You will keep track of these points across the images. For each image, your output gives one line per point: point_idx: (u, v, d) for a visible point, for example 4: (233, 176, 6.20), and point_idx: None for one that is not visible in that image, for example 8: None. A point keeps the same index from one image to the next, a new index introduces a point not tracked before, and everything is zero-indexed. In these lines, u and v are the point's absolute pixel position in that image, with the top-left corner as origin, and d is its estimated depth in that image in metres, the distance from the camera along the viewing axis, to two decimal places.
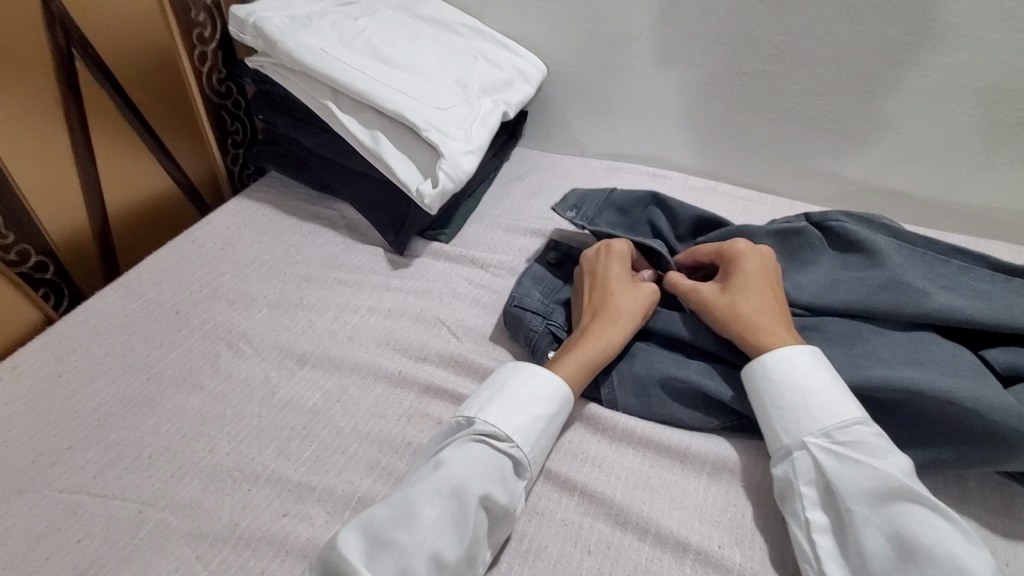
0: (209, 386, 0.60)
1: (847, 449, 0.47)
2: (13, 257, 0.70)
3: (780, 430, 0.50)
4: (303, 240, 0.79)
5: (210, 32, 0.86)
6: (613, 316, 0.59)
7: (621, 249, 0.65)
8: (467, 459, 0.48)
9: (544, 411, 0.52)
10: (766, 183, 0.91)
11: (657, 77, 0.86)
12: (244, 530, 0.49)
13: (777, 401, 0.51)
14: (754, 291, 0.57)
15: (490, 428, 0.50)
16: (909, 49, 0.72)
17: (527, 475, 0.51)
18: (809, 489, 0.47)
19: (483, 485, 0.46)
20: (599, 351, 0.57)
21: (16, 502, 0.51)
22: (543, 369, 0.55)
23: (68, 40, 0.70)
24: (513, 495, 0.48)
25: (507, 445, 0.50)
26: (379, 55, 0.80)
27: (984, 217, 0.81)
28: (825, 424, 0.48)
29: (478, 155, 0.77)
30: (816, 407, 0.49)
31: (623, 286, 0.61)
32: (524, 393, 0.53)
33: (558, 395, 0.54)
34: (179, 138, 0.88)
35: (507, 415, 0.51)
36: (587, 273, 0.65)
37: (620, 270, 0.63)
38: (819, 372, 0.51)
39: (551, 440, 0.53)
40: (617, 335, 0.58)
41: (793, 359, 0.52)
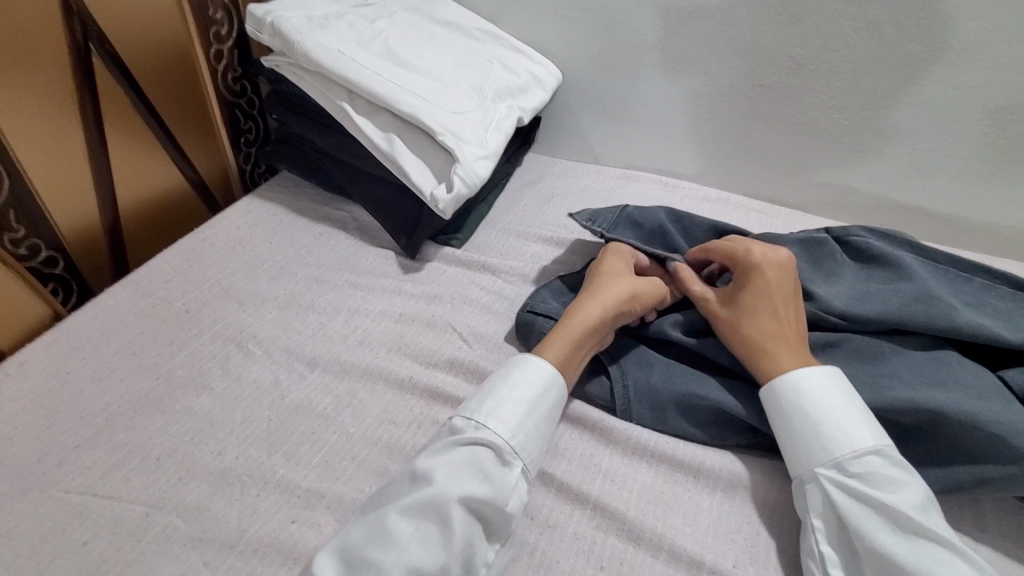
0: (218, 387, 0.59)
1: (858, 482, 0.46)
2: (23, 251, 0.69)
3: (794, 459, 0.50)
4: (314, 241, 0.78)
5: (227, 30, 0.87)
6: (594, 293, 0.60)
7: (619, 244, 0.67)
8: (443, 459, 0.47)
9: (525, 396, 0.52)
10: (781, 196, 0.90)
11: (673, 86, 0.85)
12: (252, 536, 0.48)
13: (788, 429, 0.51)
14: (760, 309, 0.56)
15: (466, 423, 0.50)
16: (929, 65, 0.71)
17: (518, 463, 0.49)
18: (820, 522, 0.47)
19: (458, 481, 0.45)
20: (575, 325, 0.57)
21: (21, 501, 0.50)
22: (525, 358, 0.55)
23: (86, 35, 0.69)
24: (500, 486, 0.46)
25: (484, 432, 0.49)
26: (394, 57, 0.79)
27: (1000, 236, 0.80)
28: (836, 456, 0.48)
29: (493, 160, 0.77)
30: (825, 437, 0.49)
31: (612, 274, 0.63)
32: (503, 385, 0.53)
33: (539, 377, 0.53)
34: (192, 136, 0.87)
35: (485, 406, 0.51)
36: (588, 267, 0.67)
37: (616, 261, 0.65)
38: (833, 396, 0.50)
39: (539, 426, 0.51)
40: (594, 309, 0.58)
41: (802, 384, 0.51)
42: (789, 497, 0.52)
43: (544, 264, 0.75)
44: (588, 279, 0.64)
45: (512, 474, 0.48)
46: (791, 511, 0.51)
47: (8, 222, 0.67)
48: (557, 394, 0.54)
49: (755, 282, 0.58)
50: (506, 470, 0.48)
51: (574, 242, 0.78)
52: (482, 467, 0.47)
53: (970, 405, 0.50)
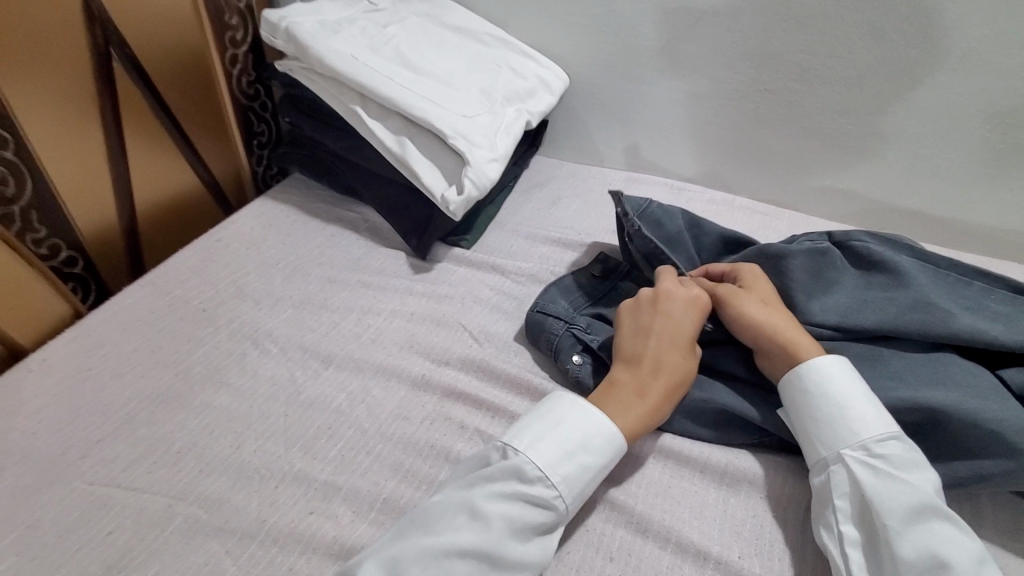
0: (236, 383, 0.61)
1: (882, 463, 0.48)
2: (45, 251, 0.71)
3: (816, 440, 0.51)
4: (326, 241, 0.80)
5: (242, 35, 0.88)
6: (669, 379, 0.55)
7: (692, 296, 0.61)
8: (506, 509, 0.45)
9: (594, 463, 0.50)
10: (784, 199, 0.91)
11: (680, 91, 0.87)
12: (272, 527, 0.50)
13: (811, 410, 0.52)
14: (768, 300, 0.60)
15: (536, 475, 0.48)
16: (931, 71, 0.73)
17: (563, 523, 0.49)
18: (843, 501, 0.48)
19: (517, 545, 0.45)
20: (645, 420, 0.53)
21: (48, 493, 0.52)
22: (603, 420, 0.51)
23: (107, 40, 0.71)
24: (547, 548, 0.47)
25: (551, 493, 0.47)
26: (406, 62, 0.81)
27: (1001, 239, 0.81)
28: (863, 438, 0.49)
29: (502, 163, 0.78)
30: (852, 419, 0.50)
31: (685, 345, 0.57)
32: (577, 441, 0.50)
33: (611, 450, 0.51)
34: (208, 139, 0.89)
35: (558, 462, 0.49)
36: (652, 312, 0.59)
37: (686, 322, 0.59)
38: (855, 383, 0.52)
39: (591, 490, 0.51)
40: (667, 402, 0.54)
41: (826, 368, 0.53)
42: (793, 492, 0.54)
43: (552, 265, 0.77)
44: (658, 340, 0.57)
45: (558, 534, 0.48)
46: (795, 505, 0.53)
47: (30, 222, 0.69)
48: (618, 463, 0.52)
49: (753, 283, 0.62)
50: (554, 530, 0.48)
51: (581, 244, 0.80)
52: (538, 527, 0.47)
53: (971, 403, 0.51)
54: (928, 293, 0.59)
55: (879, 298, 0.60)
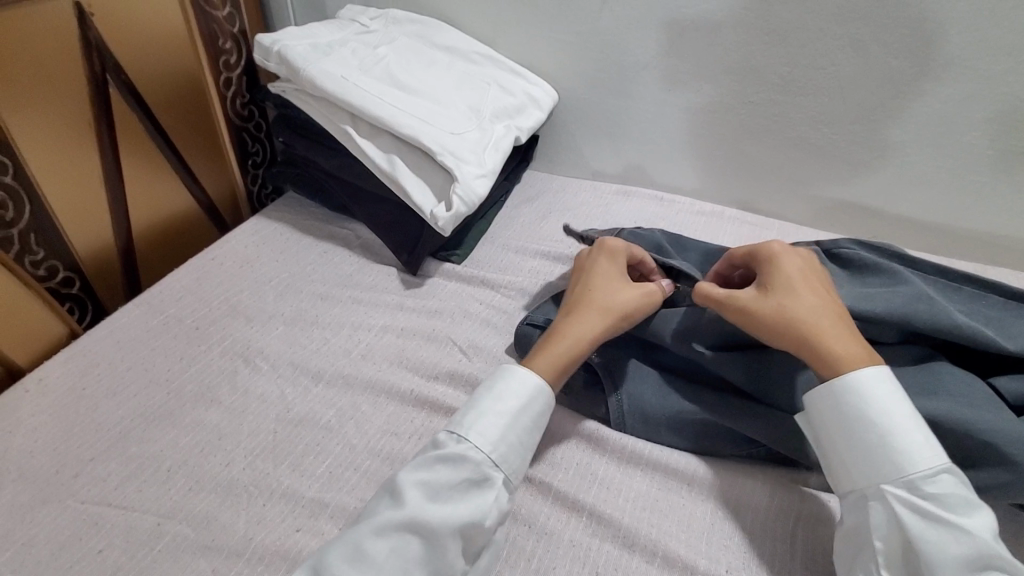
0: (226, 401, 0.62)
1: (933, 502, 0.44)
2: (43, 272, 0.72)
3: (855, 471, 0.48)
4: (319, 259, 0.81)
5: (236, 59, 0.91)
6: (592, 309, 0.59)
7: (613, 245, 0.65)
8: (422, 477, 0.47)
9: (506, 408, 0.52)
10: (773, 210, 0.92)
11: (666, 104, 0.88)
12: (259, 544, 0.50)
13: (852, 438, 0.48)
14: (798, 291, 0.54)
15: (448, 436, 0.50)
16: (913, 81, 0.73)
17: (498, 476, 0.49)
18: (883, 543, 0.45)
19: (440, 508, 0.45)
20: (567, 345, 0.56)
21: (39, 512, 0.52)
22: (509, 368, 0.55)
23: (104, 67, 0.73)
24: (480, 505, 0.47)
25: (464, 446, 0.49)
26: (396, 82, 0.83)
27: (992, 244, 0.82)
28: (910, 474, 0.46)
29: (491, 179, 0.79)
30: (900, 451, 0.47)
31: (604, 282, 0.61)
32: (486, 396, 0.53)
33: (524, 388, 0.53)
34: (203, 160, 0.91)
35: (465, 419, 0.51)
36: (578, 269, 0.65)
37: (605, 266, 0.63)
38: (900, 407, 0.48)
39: (520, 437, 0.51)
40: (576, 330, 0.57)
41: (873, 391, 0.49)
42: (782, 504, 0.53)
43: (541, 278, 0.78)
44: (577, 290, 0.62)
45: (491, 486, 0.48)
46: (784, 518, 0.53)
47: (28, 245, 0.70)
48: (541, 404, 0.53)
49: (780, 269, 0.56)
50: (488, 485, 0.48)
51: (571, 258, 0.80)
52: (466, 485, 0.47)
53: (963, 413, 0.51)
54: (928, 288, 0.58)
55: (879, 291, 0.59)
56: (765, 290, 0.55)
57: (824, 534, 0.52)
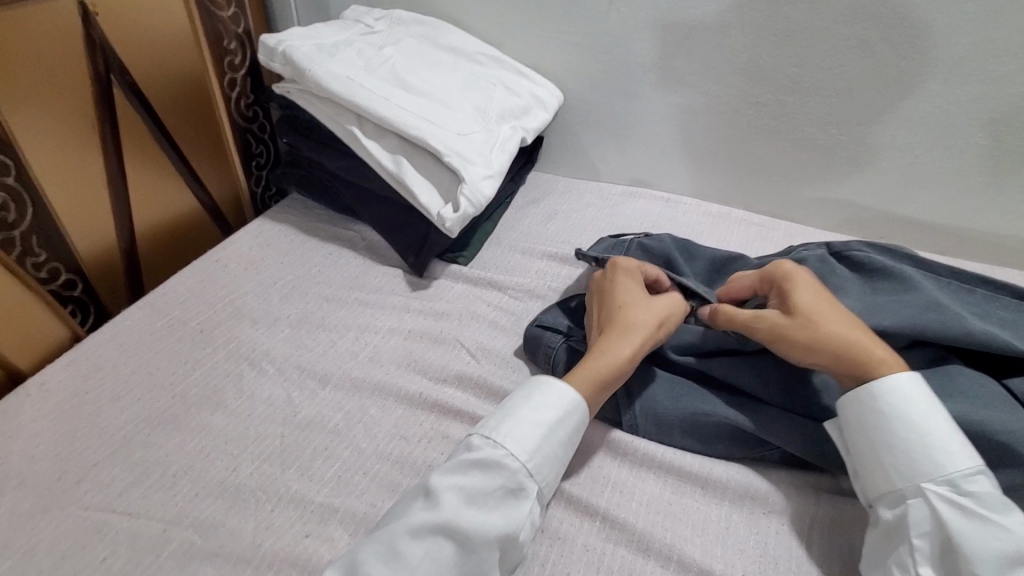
0: (232, 405, 0.61)
1: (971, 501, 0.44)
2: (45, 275, 0.71)
3: (889, 471, 0.48)
4: (324, 260, 0.80)
5: (240, 59, 0.90)
6: (623, 329, 0.57)
7: (625, 264, 0.64)
8: (456, 481, 0.46)
9: (543, 417, 0.50)
10: (780, 211, 0.91)
11: (673, 105, 0.88)
12: (267, 551, 0.49)
13: (888, 439, 0.48)
14: (824, 310, 0.54)
15: (483, 441, 0.49)
16: (921, 81, 0.73)
17: (533, 487, 0.48)
18: (922, 542, 0.45)
19: (474, 516, 0.44)
20: (603, 368, 0.55)
21: (43, 518, 0.51)
22: (543, 379, 0.53)
23: (108, 67, 0.73)
24: (514, 516, 0.46)
25: (501, 453, 0.48)
26: (401, 82, 0.82)
27: (1000, 246, 0.81)
28: (948, 473, 0.46)
29: (497, 180, 0.79)
30: (935, 450, 0.47)
31: (635, 301, 0.60)
32: (522, 403, 0.51)
33: (561, 400, 0.52)
34: (207, 161, 0.90)
35: (503, 425, 0.50)
36: (602, 289, 0.63)
37: (632, 286, 0.62)
38: (936, 408, 0.48)
39: (556, 449, 0.50)
40: (619, 351, 0.55)
41: (910, 394, 0.49)
42: (798, 508, 0.53)
43: (549, 280, 0.77)
44: (608, 309, 0.60)
45: (525, 497, 0.47)
46: (800, 521, 0.52)
47: (30, 247, 0.69)
48: (577, 417, 0.52)
49: (801, 288, 0.55)
50: (522, 497, 0.47)
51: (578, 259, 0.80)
52: (500, 494, 0.46)
53: (980, 415, 0.50)
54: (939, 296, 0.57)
55: (889, 302, 0.59)
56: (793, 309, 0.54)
57: (841, 537, 0.51)
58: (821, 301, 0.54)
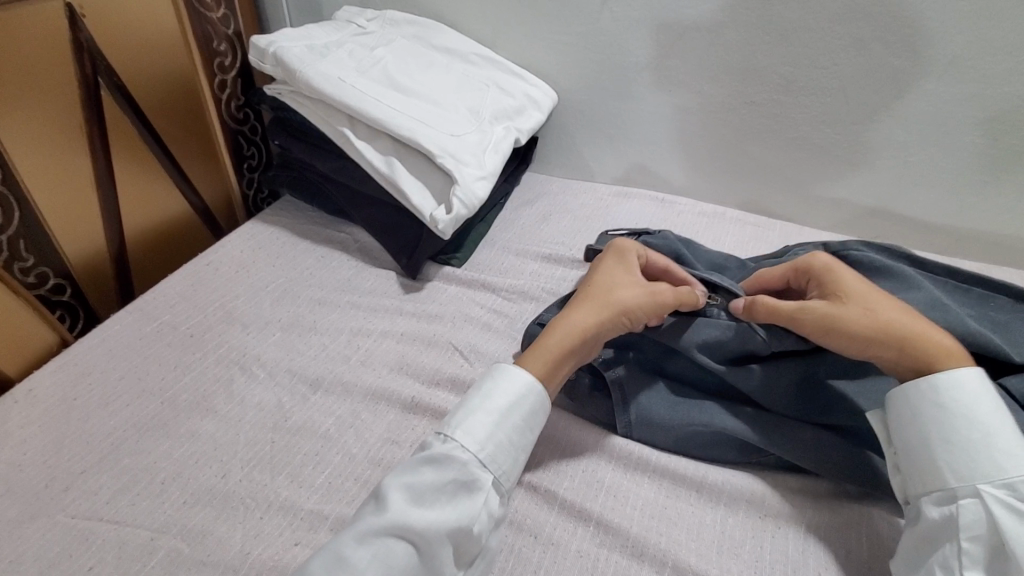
0: (222, 410, 0.60)
1: None
2: (32, 280, 0.70)
3: (942, 469, 0.47)
4: (316, 263, 0.80)
5: (231, 61, 0.90)
6: (585, 306, 0.58)
7: (620, 244, 0.65)
8: (407, 478, 0.46)
9: (495, 406, 0.51)
10: (776, 210, 0.91)
11: (667, 105, 0.87)
12: (256, 559, 0.49)
13: (947, 435, 0.47)
14: (878, 300, 0.53)
15: (436, 437, 0.49)
16: (915, 80, 0.73)
17: (487, 477, 0.48)
18: (972, 543, 0.43)
19: (423, 512, 0.44)
20: (555, 343, 0.56)
21: (28, 527, 0.50)
22: (498, 365, 0.54)
23: (95, 69, 0.72)
24: (466, 509, 0.45)
25: (450, 446, 0.48)
26: (394, 83, 0.81)
27: (996, 246, 0.81)
28: (1010, 476, 0.44)
29: (491, 181, 0.78)
30: (998, 453, 0.45)
31: (608, 282, 0.60)
32: (475, 395, 0.52)
33: (515, 386, 0.52)
34: (197, 163, 0.89)
35: (454, 418, 0.50)
36: (586, 271, 0.65)
37: (612, 266, 0.62)
38: (1001, 410, 0.47)
39: (508, 436, 0.50)
40: (575, 328, 0.56)
41: (976, 393, 0.48)
42: (794, 511, 0.52)
43: (543, 282, 0.76)
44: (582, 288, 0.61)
45: (479, 488, 0.47)
46: (796, 525, 0.51)
47: (17, 252, 0.68)
48: (533, 403, 0.52)
49: (847, 279, 0.55)
50: (477, 487, 0.47)
51: (573, 261, 0.79)
52: (452, 487, 0.46)
53: None
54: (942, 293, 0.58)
55: None
56: (847, 301, 0.53)
57: (839, 541, 0.50)
58: (870, 291, 0.54)
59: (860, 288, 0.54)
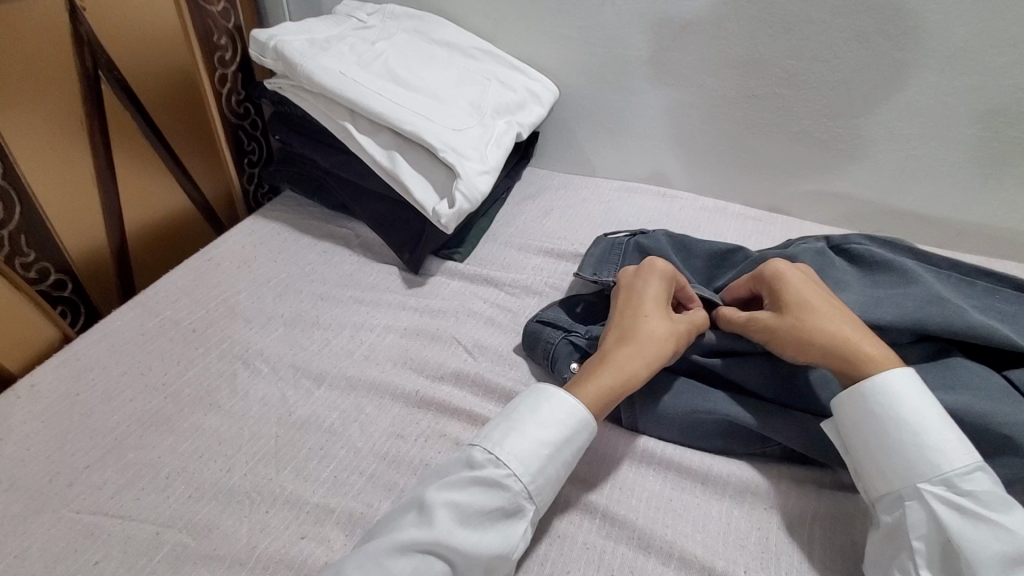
0: (226, 405, 0.60)
1: (969, 501, 0.43)
2: (34, 275, 0.70)
3: (886, 472, 0.47)
4: (319, 258, 0.79)
5: (231, 55, 0.89)
6: (640, 340, 0.55)
7: (658, 266, 0.62)
8: (453, 497, 0.45)
9: (549, 436, 0.49)
10: (778, 204, 0.91)
11: (668, 99, 0.87)
12: (263, 553, 0.48)
13: (882, 438, 0.47)
14: (814, 307, 0.53)
15: (486, 457, 0.47)
16: (917, 73, 0.73)
17: (530, 508, 0.47)
18: (922, 544, 0.43)
19: (467, 536, 0.44)
20: (613, 382, 0.52)
21: (34, 522, 0.50)
22: (554, 390, 0.51)
23: (95, 64, 0.71)
24: (508, 536, 0.45)
25: (504, 473, 0.46)
26: (395, 77, 0.81)
27: (995, 239, 0.81)
28: (946, 473, 0.44)
29: (493, 175, 0.78)
30: (931, 450, 0.45)
31: (658, 313, 0.57)
32: (529, 418, 0.49)
33: (571, 420, 0.50)
34: (197, 159, 0.89)
35: (508, 440, 0.48)
36: (624, 292, 0.61)
37: (658, 293, 0.59)
38: (926, 403, 0.47)
39: (558, 470, 0.49)
40: (634, 367, 0.53)
41: (903, 390, 0.47)
42: (800, 503, 0.52)
43: (546, 277, 0.76)
44: (628, 315, 0.58)
45: (522, 518, 0.46)
46: (802, 516, 0.51)
47: (19, 247, 0.68)
48: (586, 437, 0.50)
49: (789, 285, 0.55)
50: (519, 516, 0.46)
51: (576, 255, 0.79)
52: (496, 514, 0.46)
53: (982, 407, 0.50)
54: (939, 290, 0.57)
55: (892, 294, 0.58)
56: (784, 309, 0.54)
57: (843, 532, 0.50)
58: (811, 298, 0.54)
59: (801, 295, 0.54)
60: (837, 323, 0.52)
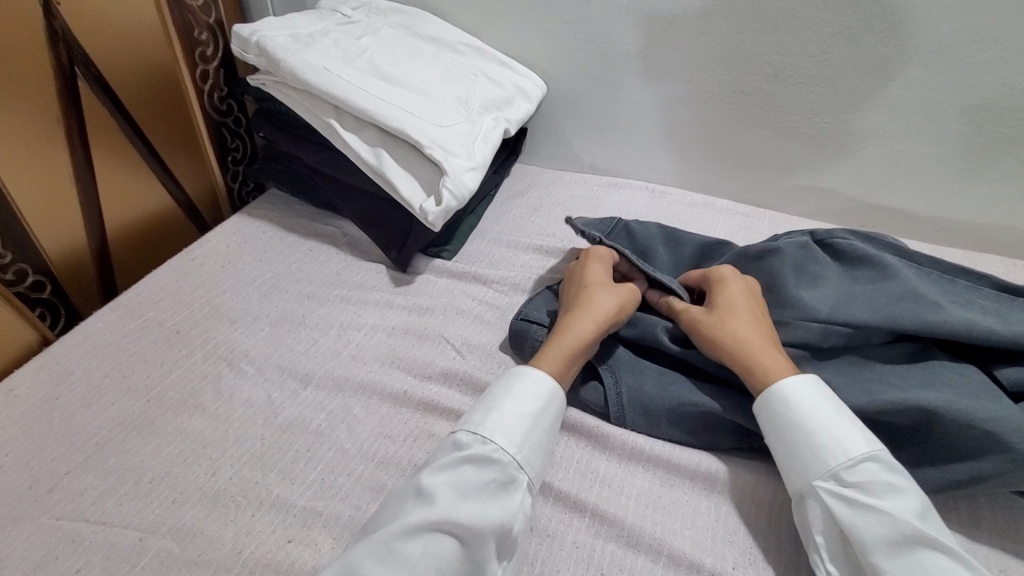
0: (211, 408, 0.59)
1: (857, 492, 0.45)
2: (11, 276, 0.68)
3: (791, 473, 0.49)
4: (305, 257, 0.79)
5: (212, 51, 0.88)
6: (586, 306, 0.60)
7: (600, 251, 0.67)
8: (448, 478, 0.45)
9: (527, 408, 0.51)
10: (765, 201, 0.91)
11: (656, 95, 0.87)
12: (249, 557, 0.48)
13: (786, 446, 0.49)
14: (739, 312, 0.56)
15: (470, 437, 0.48)
16: (901, 69, 0.73)
17: (524, 478, 0.48)
18: (822, 539, 0.46)
19: (471, 510, 0.44)
20: (570, 341, 0.56)
21: (13, 529, 0.49)
22: (522, 368, 0.54)
23: (72, 59, 0.70)
24: (509, 506, 0.45)
25: (491, 447, 0.47)
26: (380, 73, 0.80)
27: (979, 233, 0.82)
28: (833, 467, 0.46)
29: (481, 172, 0.77)
30: (817, 446, 0.47)
31: (601, 283, 0.62)
32: (504, 396, 0.51)
33: (541, 390, 0.52)
34: (179, 156, 0.87)
35: (488, 419, 0.50)
36: (569, 274, 0.66)
37: (598, 269, 0.64)
38: (816, 401, 0.49)
39: (541, 439, 0.50)
40: (586, 329, 0.57)
41: (794, 393, 0.50)
42: (786, 499, 0.52)
43: (534, 273, 0.76)
44: (573, 293, 0.63)
45: (519, 488, 0.47)
46: (788, 511, 0.52)
47: None
48: (558, 405, 0.53)
49: (727, 290, 0.59)
50: (516, 487, 0.47)
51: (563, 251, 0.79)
52: (494, 487, 0.46)
53: (965, 402, 0.50)
54: (917, 284, 0.57)
55: (865, 291, 0.58)
56: (714, 310, 0.58)
57: None
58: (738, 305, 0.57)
59: (733, 301, 0.58)
60: (749, 329, 0.55)
